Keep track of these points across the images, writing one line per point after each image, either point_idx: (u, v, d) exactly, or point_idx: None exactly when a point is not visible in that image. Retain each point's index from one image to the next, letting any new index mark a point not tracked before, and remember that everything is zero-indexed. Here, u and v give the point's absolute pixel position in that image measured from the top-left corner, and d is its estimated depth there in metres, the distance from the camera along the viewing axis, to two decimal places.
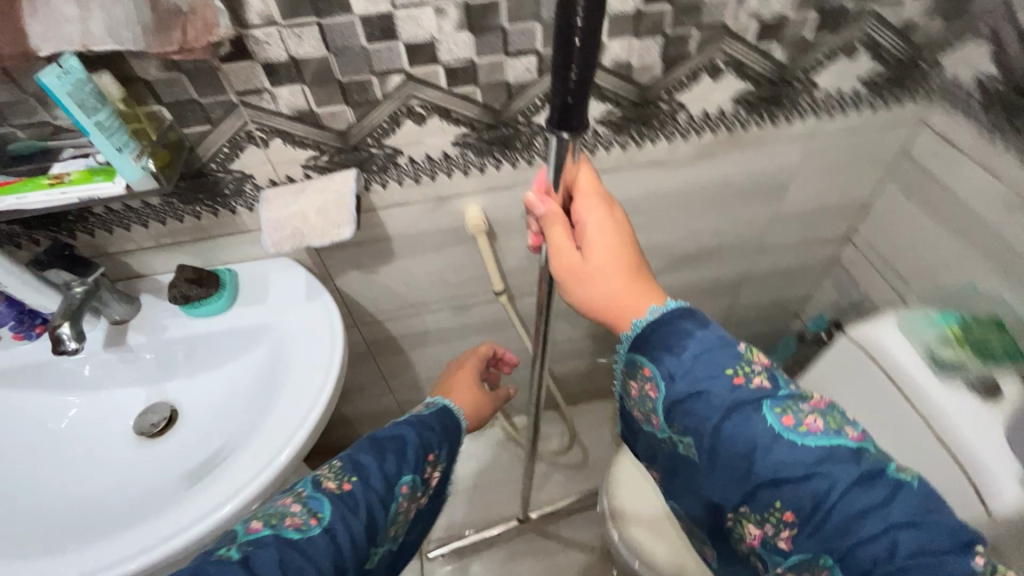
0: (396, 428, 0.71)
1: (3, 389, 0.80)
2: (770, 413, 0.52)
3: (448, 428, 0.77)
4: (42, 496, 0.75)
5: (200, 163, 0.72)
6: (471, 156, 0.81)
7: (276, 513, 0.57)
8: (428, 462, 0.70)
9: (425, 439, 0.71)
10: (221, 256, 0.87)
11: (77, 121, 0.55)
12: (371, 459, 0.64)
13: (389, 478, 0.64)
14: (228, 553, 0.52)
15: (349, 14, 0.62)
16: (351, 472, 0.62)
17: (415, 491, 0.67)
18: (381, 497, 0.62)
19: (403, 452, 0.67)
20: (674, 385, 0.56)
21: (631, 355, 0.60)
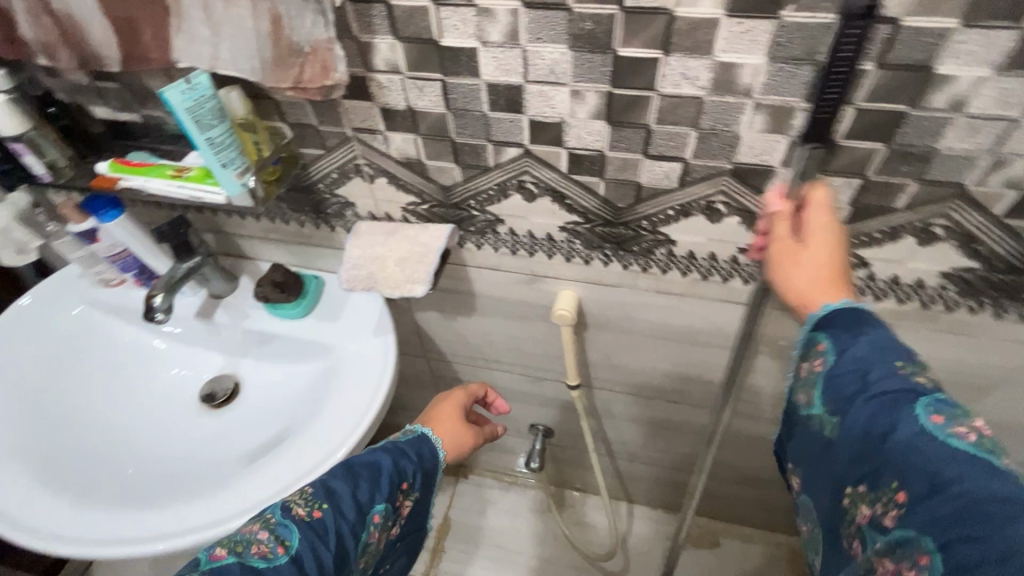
0: (373, 453, 0.58)
1: (115, 321, 0.90)
2: (922, 408, 0.41)
3: (430, 458, 0.63)
4: (107, 428, 0.82)
5: (310, 181, 0.72)
6: (579, 246, 0.70)
7: (242, 540, 0.50)
8: (404, 491, 0.59)
9: (403, 468, 0.59)
10: (317, 261, 0.88)
11: (191, 134, 0.56)
12: (342, 485, 0.54)
13: (362, 505, 0.54)
14: None
15: (476, 78, 0.55)
16: (322, 498, 0.53)
17: (388, 523, 0.57)
18: (352, 526, 0.53)
19: (379, 481, 0.56)
20: (842, 358, 0.46)
21: (807, 328, 0.51)
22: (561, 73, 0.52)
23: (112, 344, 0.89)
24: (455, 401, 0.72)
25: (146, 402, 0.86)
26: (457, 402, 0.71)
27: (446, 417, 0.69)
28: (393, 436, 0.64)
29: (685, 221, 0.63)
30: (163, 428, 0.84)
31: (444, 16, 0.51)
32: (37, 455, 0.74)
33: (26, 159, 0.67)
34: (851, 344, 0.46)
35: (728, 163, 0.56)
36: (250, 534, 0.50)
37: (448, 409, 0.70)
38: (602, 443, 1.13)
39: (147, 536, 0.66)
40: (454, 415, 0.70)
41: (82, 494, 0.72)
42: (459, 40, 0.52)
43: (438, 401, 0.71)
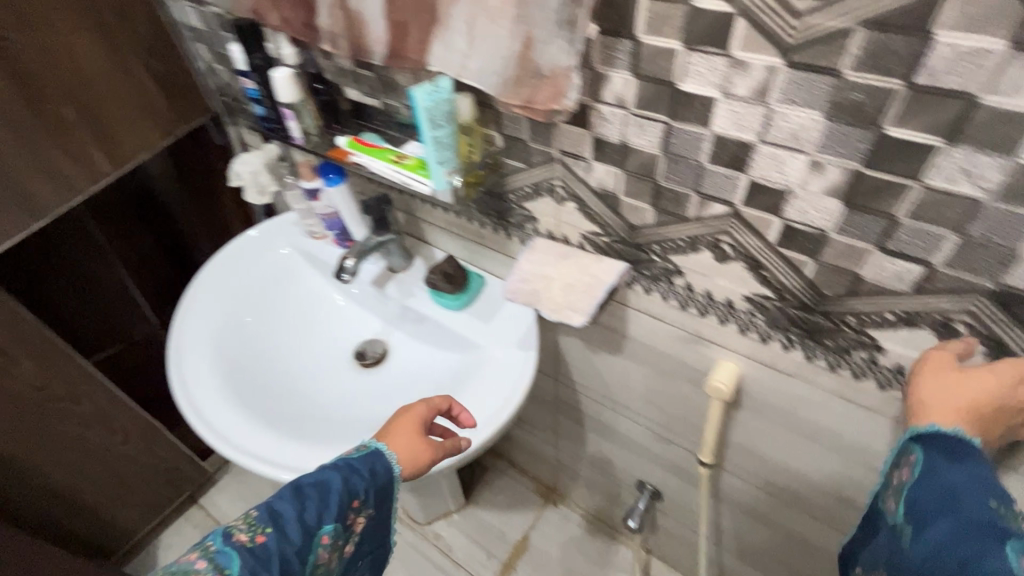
0: (325, 471, 0.57)
1: (312, 269, 1.04)
2: (1005, 546, 0.39)
3: (385, 474, 0.60)
4: (281, 355, 0.95)
5: (504, 190, 0.75)
6: (760, 321, 0.64)
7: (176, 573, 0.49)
8: (355, 508, 0.57)
9: (355, 485, 0.57)
10: (484, 262, 0.92)
11: (422, 130, 0.61)
12: (287, 507, 0.53)
13: (308, 526, 0.53)
14: None
15: (705, 127, 0.52)
16: (266, 522, 0.52)
17: (338, 543, 0.56)
18: (297, 551, 0.52)
19: (327, 502, 0.55)
20: (930, 475, 0.46)
21: (905, 442, 0.51)
22: (804, 140, 0.47)
23: (303, 287, 1.03)
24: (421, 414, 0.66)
25: (315, 342, 0.98)
26: (421, 416, 0.65)
27: (403, 433, 0.64)
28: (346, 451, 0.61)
29: (906, 331, 0.54)
30: (322, 373, 0.95)
31: (691, 62, 0.49)
32: (228, 361, 0.89)
33: (288, 122, 0.79)
34: (947, 466, 0.46)
35: (989, 281, 0.46)
36: (189, 563, 0.49)
37: (409, 422, 0.65)
38: (712, 528, 1.03)
39: (288, 466, 0.74)
40: (413, 431, 0.64)
41: (249, 405, 0.84)
42: (699, 87, 0.50)
43: (400, 414, 0.66)
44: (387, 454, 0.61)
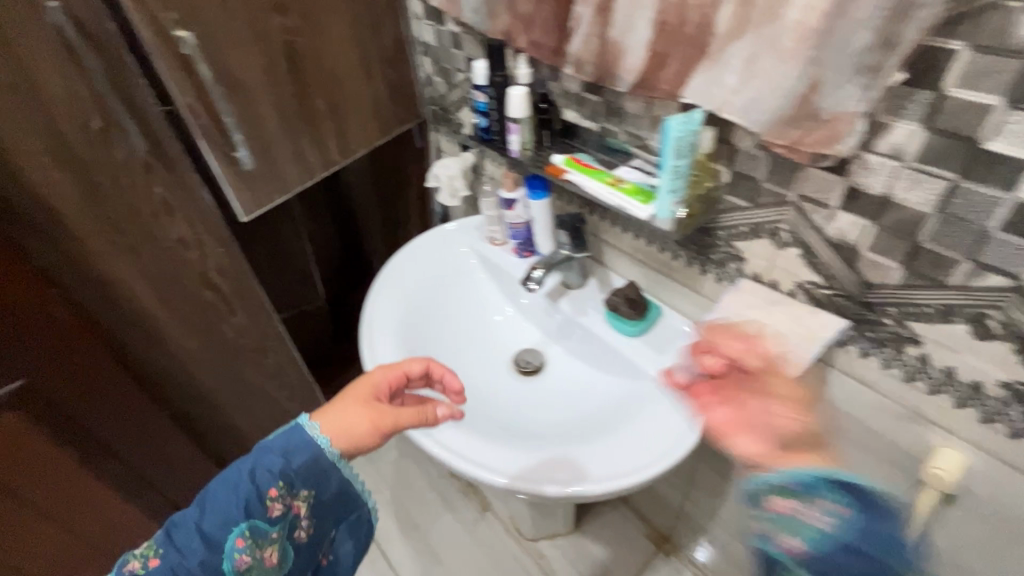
0: (235, 472, 0.62)
1: (485, 274, 1.09)
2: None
3: (304, 448, 0.64)
4: (448, 347, 1.00)
5: (714, 225, 0.74)
6: (1015, 413, 0.56)
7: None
8: (274, 498, 0.62)
9: (262, 480, 0.62)
10: (663, 294, 0.90)
11: (664, 158, 0.63)
12: (192, 516, 0.62)
13: (210, 536, 0.60)
14: None
15: (1005, 191, 0.48)
16: (158, 545, 0.61)
17: (259, 543, 0.61)
18: (202, 560, 0.60)
19: (227, 511, 0.60)
20: (849, 532, 0.47)
21: (829, 485, 0.48)
22: None
23: (474, 289, 1.09)
24: (369, 380, 0.71)
25: (478, 343, 1.03)
26: (371, 385, 0.71)
27: (346, 399, 0.69)
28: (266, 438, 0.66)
29: None
30: (483, 373, 0.99)
31: (1010, 120, 0.45)
32: (407, 342, 0.96)
33: (511, 136, 0.84)
34: (869, 522, 0.47)
35: None
36: None
37: (359, 387, 0.70)
38: None
39: (461, 453, 0.77)
40: (361, 396, 0.69)
41: None
42: (1013, 148, 0.46)
43: (351, 382, 0.71)
44: (308, 427, 0.66)
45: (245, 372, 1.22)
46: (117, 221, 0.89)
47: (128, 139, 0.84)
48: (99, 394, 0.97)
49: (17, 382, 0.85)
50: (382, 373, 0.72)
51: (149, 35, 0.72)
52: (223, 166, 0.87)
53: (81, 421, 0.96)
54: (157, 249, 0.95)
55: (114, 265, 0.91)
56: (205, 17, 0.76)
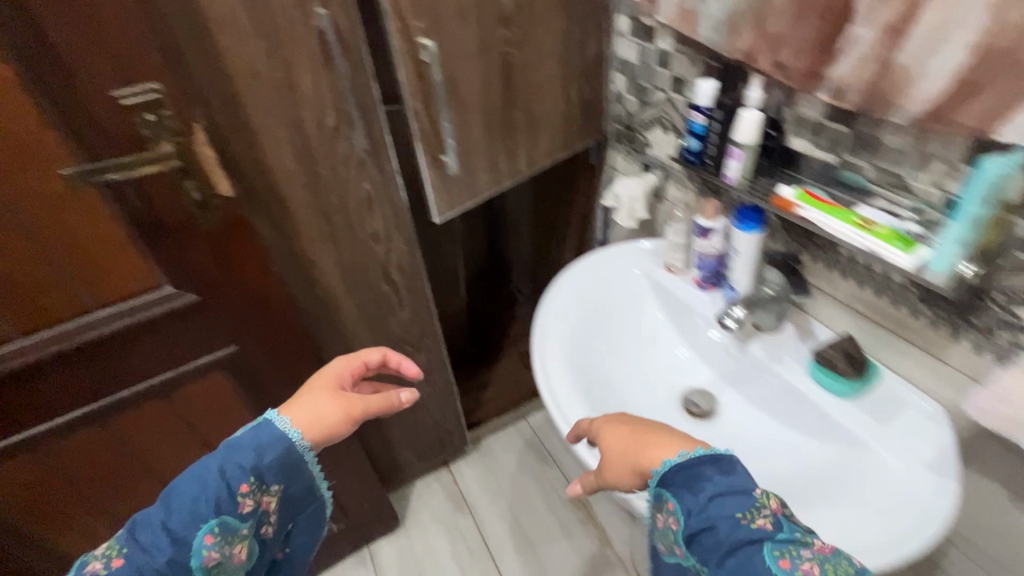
0: (202, 469, 0.63)
1: (655, 301, 1.02)
2: (767, 553, 0.48)
3: (274, 441, 0.67)
4: (616, 376, 0.94)
5: (989, 285, 0.62)
6: None
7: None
8: (245, 493, 0.64)
9: (233, 477, 0.64)
10: (882, 354, 0.79)
11: (963, 206, 0.57)
12: (157, 513, 0.62)
13: (176, 532, 0.61)
14: None
15: None
16: (121, 544, 0.61)
17: (228, 539, 0.63)
18: (168, 559, 0.60)
19: (196, 506, 0.61)
20: (689, 518, 0.53)
21: (655, 487, 0.57)
22: None
23: (641, 315, 1.02)
24: (331, 374, 0.78)
25: (644, 374, 0.96)
26: (337, 377, 0.78)
27: (313, 391, 0.75)
28: (232, 434, 0.68)
29: None
30: (650, 408, 0.92)
31: None
32: (577, 364, 0.91)
33: (730, 161, 0.79)
34: (705, 491, 0.53)
35: None
36: None
37: (329, 379, 0.78)
38: None
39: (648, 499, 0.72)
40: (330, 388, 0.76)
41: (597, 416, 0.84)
42: None
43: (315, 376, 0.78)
44: (278, 421, 0.69)
45: None
46: (329, 212, 0.95)
47: (350, 138, 0.90)
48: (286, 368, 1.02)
49: (231, 348, 0.91)
50: (339, 365, 0.79)
51: (398, 42, 0.77)
52: (431, 170, 0.91)
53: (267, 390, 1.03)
54: (354, 240, 1.01)
55: (319, 251, 0.99)
56: (446, 28, 0.80)
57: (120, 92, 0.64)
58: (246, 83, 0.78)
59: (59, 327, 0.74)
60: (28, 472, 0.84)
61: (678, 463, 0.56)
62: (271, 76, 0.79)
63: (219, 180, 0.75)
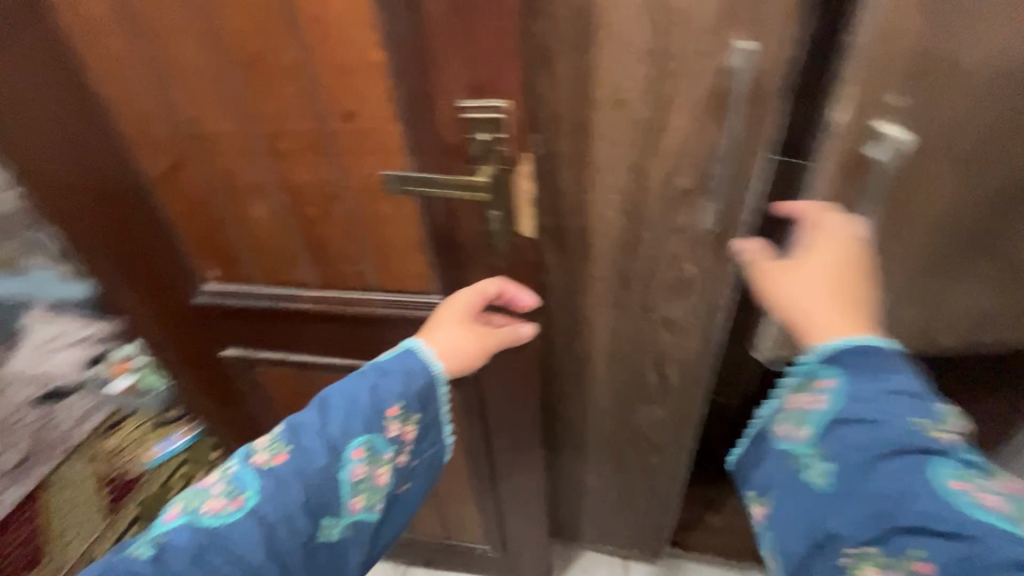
0: (356, 383, 0.63)
1: None
2: (939, 468, 0.45)
3: (422, 369, 0.65)
4: None
5: None
6: None
7: (196, 498, 0.56)
8: (393, 415, 0.63)
9: (384, 398, 0.63)
10: None
11: None
12: (311, 418, 0.61)
13: (335, 441, 0.60)
14: (140, 551, 0.52)
15: None
16: (284, 441, 0.59)
17: (374, 458, 0.62)
18: (323, 465, 0.59)
19: (352, 420, 0.61)
20: (846, 403, 0.49)
21: (812, 362, 0.51)
22: None
23: None
24: (459, 306, 0.68)
25: None
26: (462, 308, 0.68)
27: (445, 324, 0.68)
28: (379, 356, 0.66)
29: None
30: None
31: None
32: None
33: None
34: (881, 382, 0.48)
35: None
36: (204, 492, 0.56)
37: (451, 312, 0.68)
38: None
39: None
40: (459, 320, 0.68)
41: None
42: None
43: (442, 304, 0.69)
44: (420, 350, 0.66)
45: (627, 457, 1.04)
46: (629, 276, 0.76)
47: (696, 210, 0.67)
48: (513, 413, 0.90)
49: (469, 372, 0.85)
50: (467, 295, 0.68)
51: (849, 118, 0.57)
52: None
53: (487, 423, 0.93)
54: (642, 316, 0.80)
55: (598, 310, 0.81)
56: (932, 111, 0.56)
57: (464, 103, 0.55)
58: (606, 112, 0.61)
59: (345, 292, 0.76)
60: (294, 382, 0.95)
61: (853, 345, 0.50)
62: (637, 109, 0.61)
63: (525, 221, 0.63)
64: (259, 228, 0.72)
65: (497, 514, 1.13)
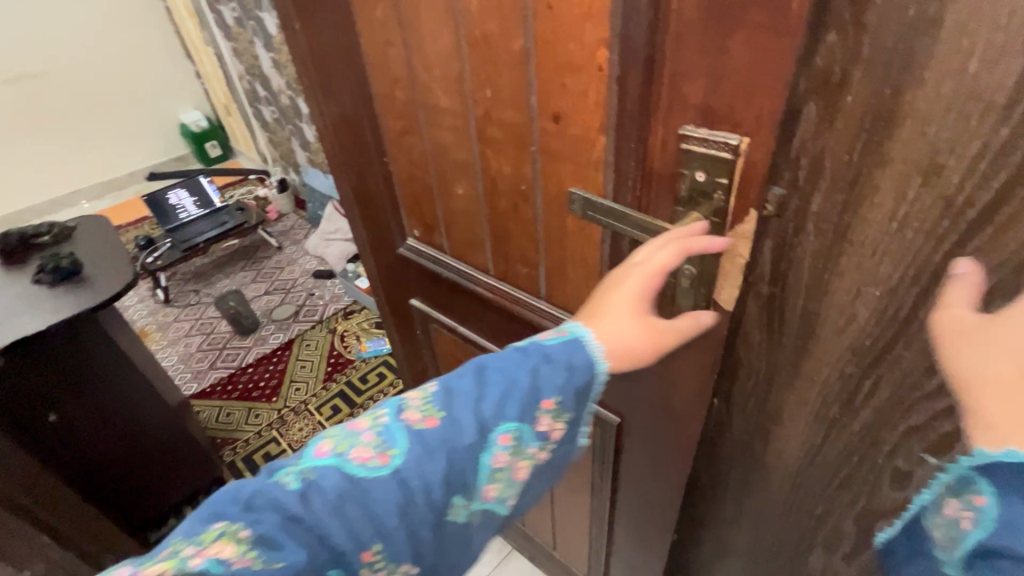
0: (518, 362, 0.49)
1: None
2: None
3: (585, 369, 0.50)
4: None
5: None
6: None
7: (347, 439, 0.47)
8: (547, 411, 0.49)
9: (545, 384, 0.49)
10: None
11: None
12: (463, 385, 0.50)
13: (486, 420, 0.48)
14: (290, 478, 0.44)
15: None
16: (438, 406, 0.48)
17: (519, 453, 0.49)
18: (468, 444, 0.47)
19: (506, 401, 0.48)
20: (1001, 533, 0.34)
21: (967, 468, 0.37)
22: None
23: None
24: (631, 290, 0.50)
25: None
26: (634, 296, 0.50)
27: (611, 312, 0.51)
28: (542, 336, 0.52)
29: None
30: None
31: None
32: None
33: None
34: None
35: None
36: (355, 435, 0.47)
37: (620, 300, 0.50)
38: None
39: None
40: (629, 309, 0.50)
41: None
42: None
43: (604, 284, 0.52)
44: (590, 344, 0.50)
45: None
46: (857, 397, 0.55)
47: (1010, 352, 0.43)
48: (653, 475, 0.78)
49: (617, 418, 0.75)
50: (640, 280, 0.49)
51: None
52: None
53: (621, 471, 0.83)
54: (859, 450, 0.58)
55: (799, 421, 0.61)
56: None
57: (689, 129, 0.44)
58: (900, 182, 0.42)
59: (516, 290, 0.73)
60: (460, 351, 0.98)
61: None
62: (960, 184, 0.39)
63: None
64: (458, 204, 0.72)
65: (606, 560, 1.03)
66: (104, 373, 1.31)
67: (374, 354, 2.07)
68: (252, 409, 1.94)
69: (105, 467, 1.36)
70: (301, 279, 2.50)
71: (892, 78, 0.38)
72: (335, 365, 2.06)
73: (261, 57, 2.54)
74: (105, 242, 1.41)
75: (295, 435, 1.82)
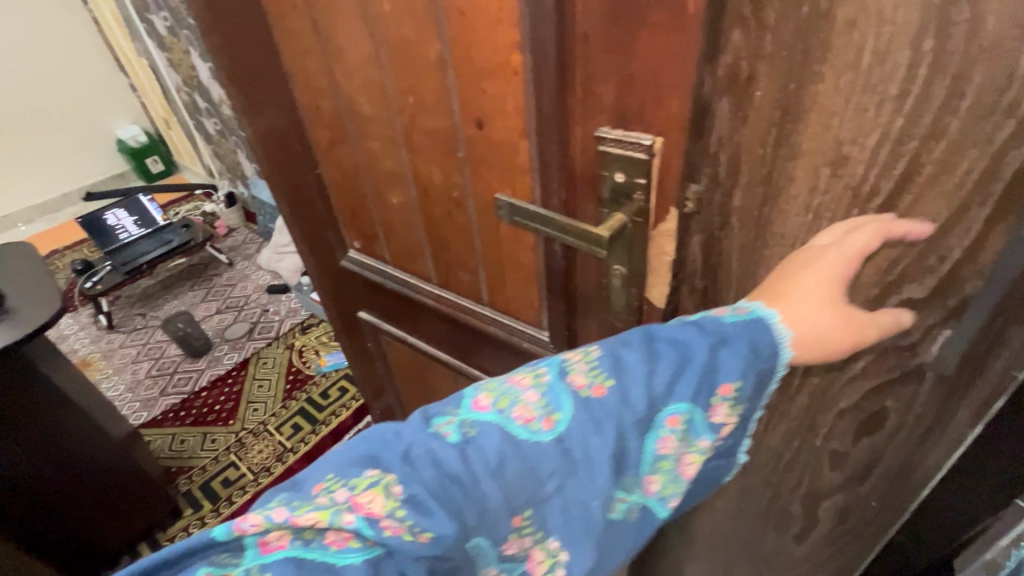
0: (693, 335, 0.41)
1: None
2: None
3: (769, 357, 0.41)
4: None
5: None
6: None
7: (507, 395, 0.40)
8: (724, 398, 0.40)
9: (726, 364, 0.40)
10: None
11: None
12: (632, 357, 0.40)
13: (655, 399, 0.39)
14: (447, 429, 0.37)
15: None
16: (608, 373, 0.40)
17: (687, 442, 0.41)
18: (637, 421, 0.39)
19: (682, 379, 0.40)
20: None
21: None
22: None
23: None
24: (824, 269, 0.41)
25: None
26: (827, 281, 0.41)
27: (803, 297, 0.41)
28: (713, 312, 0.43)
29: None
30: None
31: None
32: None
33: None
34: None
35: None
36: (516, 391, 0.40)
37: (812, 284, 0.41)
38: None
39: None
40: (819, 297, 0.41)
41: None
42: None
43: (789, 266, 0.43)
44: (777, 325, 0.41)
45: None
46: (793, 385, 0.56)
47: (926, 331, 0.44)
48: None
49: None
50: (835, 260, 0.41)
51: None
52: None
53: None
54: (799, 435, 0.59)
55: None
56: None
57: (604, 131, 0.44)
58: (810, 173, 0.43)
59: (459, 297, 0.72)
60: (413, 361, 0.96)
61: None
62: (864, 174, 0.40)
63: (656, 287, 0.51)
64: (394, 213, 0.70)
65: None
66: (41, 408, 1.22)
67: (334, 368, 2.02)
68: (208, 434, 1.86)
69: (46, 506, 1.27)
70: (254, 295, 2.41)
71: (793, 72, 0.39)
72: (295, 381, 2.00)
73: (197, 68, 2.44)
74: (33, 270, 1.32)
75: (254, 458, 1.76)
